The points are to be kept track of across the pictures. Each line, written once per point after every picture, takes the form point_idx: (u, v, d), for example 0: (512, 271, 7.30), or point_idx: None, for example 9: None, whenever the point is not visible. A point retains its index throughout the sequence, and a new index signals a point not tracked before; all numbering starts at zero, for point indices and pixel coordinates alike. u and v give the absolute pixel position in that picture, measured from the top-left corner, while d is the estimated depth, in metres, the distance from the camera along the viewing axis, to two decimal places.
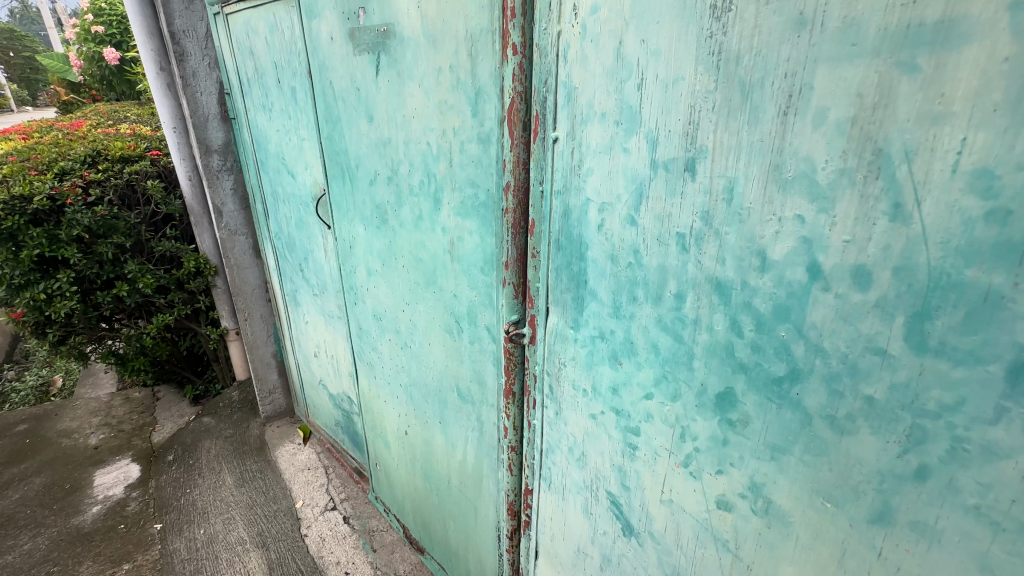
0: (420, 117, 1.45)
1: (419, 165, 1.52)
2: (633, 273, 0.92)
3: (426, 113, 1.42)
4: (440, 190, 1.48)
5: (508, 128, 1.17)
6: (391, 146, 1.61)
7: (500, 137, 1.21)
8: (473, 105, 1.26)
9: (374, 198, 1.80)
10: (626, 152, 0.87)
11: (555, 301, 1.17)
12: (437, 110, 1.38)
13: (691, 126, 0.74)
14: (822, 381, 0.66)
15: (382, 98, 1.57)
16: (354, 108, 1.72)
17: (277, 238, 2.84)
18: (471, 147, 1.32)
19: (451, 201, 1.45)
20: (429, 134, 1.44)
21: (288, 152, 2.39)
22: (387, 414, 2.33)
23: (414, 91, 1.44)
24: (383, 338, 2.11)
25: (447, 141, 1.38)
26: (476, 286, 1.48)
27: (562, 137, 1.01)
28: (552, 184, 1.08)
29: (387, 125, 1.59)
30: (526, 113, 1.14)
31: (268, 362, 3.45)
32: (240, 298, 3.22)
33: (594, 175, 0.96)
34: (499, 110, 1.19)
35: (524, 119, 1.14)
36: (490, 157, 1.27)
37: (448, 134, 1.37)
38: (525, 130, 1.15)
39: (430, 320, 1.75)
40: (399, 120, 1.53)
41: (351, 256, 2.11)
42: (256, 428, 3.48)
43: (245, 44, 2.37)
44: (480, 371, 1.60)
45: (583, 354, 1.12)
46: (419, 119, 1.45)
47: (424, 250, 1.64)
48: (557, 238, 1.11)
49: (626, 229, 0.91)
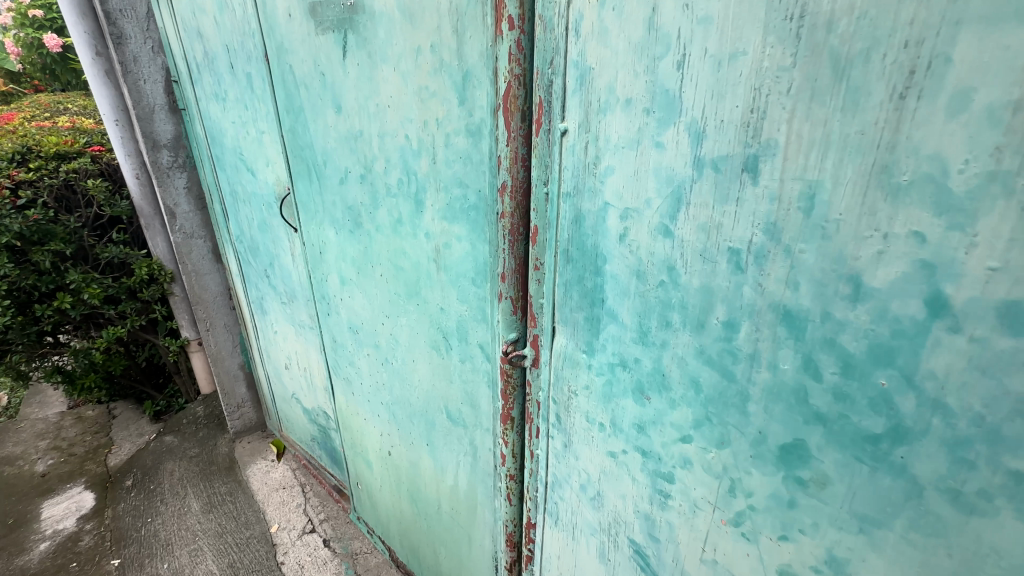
0: (396, 106, 1.25)
1: (397, 162, 1.33)
2: (665, 294, 0.77)
3: (404, 101, 1.22)
4: (422, 191, 1.29)
5: (503, 119, 0.99)
6: (363, 140, 1.41)
7: (493, 129, 1.03)
8: (460, 92, 1.08)
9: (346, 198, 1.60)
10: (659, 147, 0.71)
11: (563, 320, 1.01)
12: (416, 97, 1.19)
13: (755, 115, 0.58)
14: (940, 445, 0.51)
15: (350, 85, 1.37)
16: (319, 96, 1.50)
17: (239, 242, 2.59)
18: (458, 141, 1.13)
19: (435, 203, 1.26)
20: (407, 126, 1.25)
21: (246, 147, 2.15)
22: (368, 433, 2.14)
23: (388, 76, 1.24)
24: (361, 352, 1.91)
25: (429, 134, 1.19)
26: (467, 300, 1.30)
27: (574, 128, 0.84)
28: (560, 185, 0.91)
29: (358, 116, 1.38)
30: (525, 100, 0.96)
31: (235, 374, 3.20)
32: (200, 307, 2.95)
33: (616, 175, 0.79)
34: (492, 96, 1.01)
35: (523, 108, 0.97)
36: (481, 152, 1.09)
37: (430, 125, 1.19)
38: (525, 119, 0.97)
39: (414, 336, 1.57)
40: (372, 110, 1.33)
41: (322, 262, 1.90)
42: (224, 446, 3.23)
43: (192, 25, 2.10)
44: (473, 392, 1.43)
45: (599, 383, 0.96)
46: (396, 109, 1.26)
47: (405, 259, 1.45)
48: (566, 249, 0.94)
49: (657, 240, 0.76)
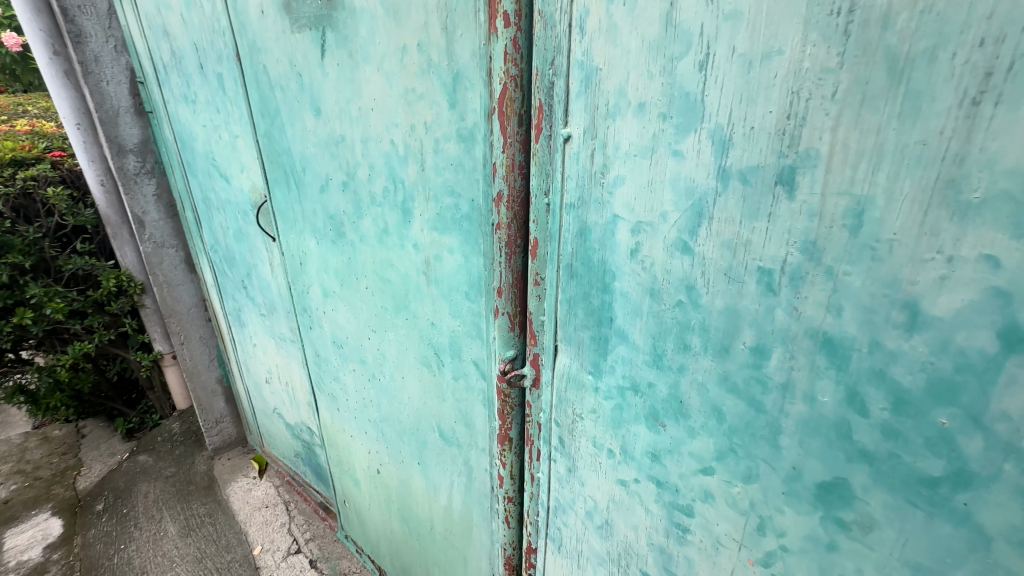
0: (381, 109, 1.17)
1: (382, 168, 1.24)
2: (683, 315, 0.71)
3: (389, 104, 1.14)
4: (409, 200, 1.21)
5: (499, 123, 0.92)
6: (345, 145, 1.32)
7: (488, 134, 0.96)
8: (451, 94, 1.00)
9: (327, 206, 1.50)
10: (678, 156, 0.64)
11: (566, 339, 0.94)
12: (402, 100, 1.11)
13: (792, 121, 0.52)
14: (1011, 492, 0.46)
15: (330, 87, 1.28)
16: (296, 98, 1.41)
17: (213, 251, 2.46)
18: (449, 147, 1.05)
19: (424, 212, 1.18)
20: (393, 131, 1.16)
21: (219, 152, 2.03)
22: (355, 450, 2.04)
23: (371, 77, 1.15)
24: (346, 367, 1.81)
25: (417, 139, 1.11)
26: (460, 315, 1.22)
27: (578, 134, 0.77)
28: (562, 195, 0.84)
29: (339, 120, 1.30)
30: (522, 103, 0.89)
31: (212, 388, 3.06)
32: (173, 320, 2.81)
33: (626, 186, 0.73)
34: (486, 99, 0.93)
35: (520, 111, 0.89)
36: (474, 159, 1.01)
37: (417, 130, 1.11)
38: (522, 124, 0.90)
39: (402, 351, 1.48)
40: (355, 114, 1.24)
41: (303, 274, 1.80)
42: (202, 464, 3.09)
43: (157, 22, 1.97)
44: (467, 411, 1.35)
45: (608, 407, 0.89)
46: (380, 112, 1.17)
47: (392, 271, 1.37)
48: (569, 263, 0.87)
49: (674, 257, 0.69)
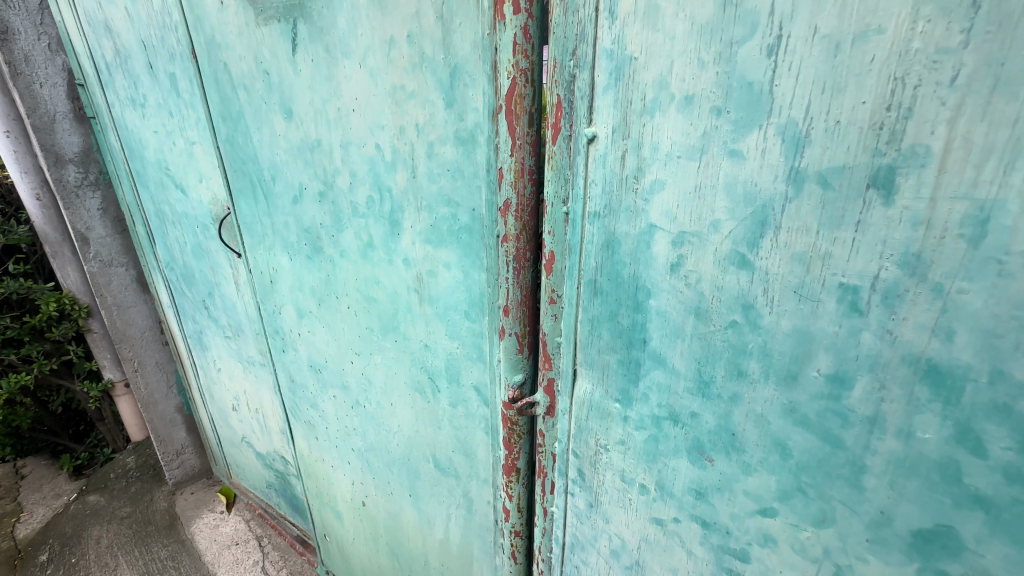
0: (364, 110, 1.04)
1: (366, 176, 1.12)
2: (737, 337, 0.62)
3: (373, 103, 1.02)
4: (398, 210, 1.08)
5: (506, 122, 0.81)
6: (322, 151, 1.19)
7: (492, 134, 0.85)
8: (447, 91, 0.89)
9: (301, 219, 1.36)
10: (736, 157, 0.55)
11: (588, 363, 0.84)
12: (389, 99, 0.99)
13: (895, 112, 0.44)
14: None
15: (303, 86, 1.14)
16: (263, 99, 1.26)
17: (169, 269, 2.24)
18: (445, 151, 0.94)
19: (415, 223, 1.06)
20: (378, 134, 1.04)
21: (173, 160, 1.84)
22: (336, 481, 1.88)
23: (352, 73, 1.03)
24: (325, 394, 1.66)
25: (407, 143, 1.00)
26: (459, 336, 1.10)
27: (605, 133, 0.67)
28: (585, 203, 0.73)
29: (314, 123, 1.16)
30: (533, 99, 0.79)
31: (171, 418, 2.80)
32: (125, 345, 2.55)
33: (667, 192, 0.63)
34: (490, 96, 0.83)
35: (531, 109, 0.80)
36: (475, 163, 0.90)
37: (408, 133, 0.99)
38: (533, 123, 0.80)
39: (390, 375, 1.35)
40: (333, 116, 1.12)
41: (274, 293, 1.64)
42: (162, 500, 2.83)
43: (97, 18, 1.77)
44: (466, 440, 1.23)
45: (640, 438, 0.80)
46: (363, 113, 1.05)
47: (378, 288, 1.24)
48: (592, 278, 0.77)
49: (729, 273, 0.60)
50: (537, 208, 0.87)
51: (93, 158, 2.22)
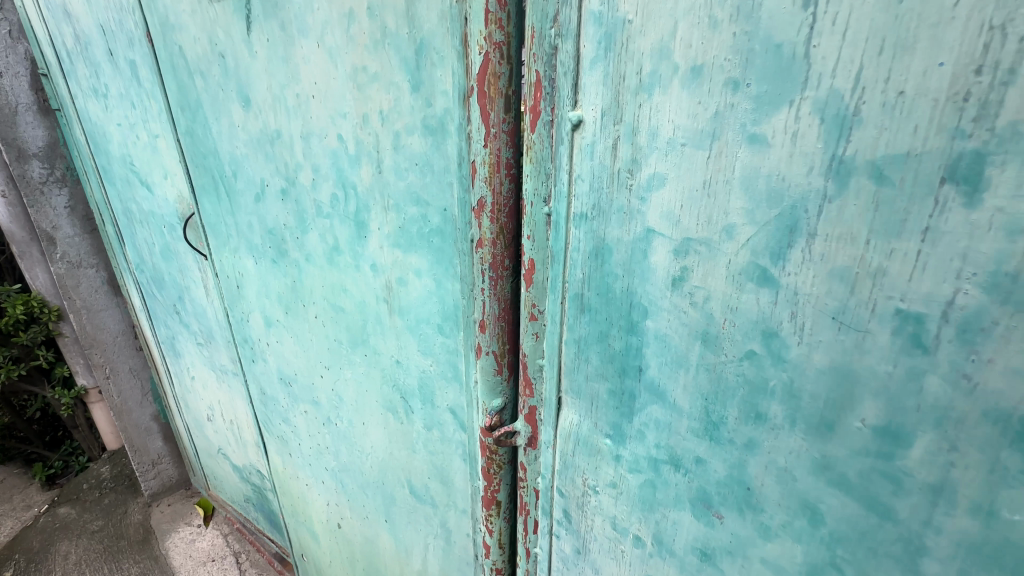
0: (324, 96, 0.92)
1: (329, 171, 0.99)
2: (755, 372, 0.49)
3: (334, 88, 0.89)
4: (364, 210, 0.96)
5: (478, 106, 0.69)
6: (282, 143, 1.06)
7: (463, 121, 0.72)
8: (413, 72, 0.76)
9: (264, 219, 1.23)
10: (757, 144, 0.43)
11: (574, 390, 0.70)
12: (351, 83, 0.86)
13: (990, 75, 0.32)
14: None
15: (260, 71, 1.02)
16: (219, 86, 1.14)
17: (139, 271, 2.11)
18: (413, 143, 0.82)
19: (382, 225, 0.94)
20: (340, 123, 0.91)
21: (137, 155, 1.71)
22: (310, 500, 1.75)
23: (311, 54, 0.90)
24: (296, 409, 1.53)
25: (371, 134, 0.87)
26: (432, 353, 0.98)
27: (593, 116, 0.53)
28: (570, 201, 0.59)
29: (273, 112, 1.04)
30: (510, 80, 0.67)
31: (147, 427, 2.67)
32: (95, 351, 2.42)
33: (668, 189, 0.50)
34: (461, 77, 0.70)
35: (508, 91, 0.67)
36: (446, 157, 0.78)
37: (371, 122, 0.86)
38: (510, 109, 0.68)
39: (361, 393, 1.22)
40: (292, 103, 0.99)
41: (241, 299, 1.51)
42: (137, 513, 2.70)
43: (55, 1, 1.64)
44: (443, 467, 1.10)
45: (635, 482, 0.66)
46: (323, 100, 0.92)
47: (346, 297, 1.11)
48: (578, 293, 0.62)
49: (747, 292, 0.47)
50: (516, 209, 0.74)
51: (59, 153, 2.09)
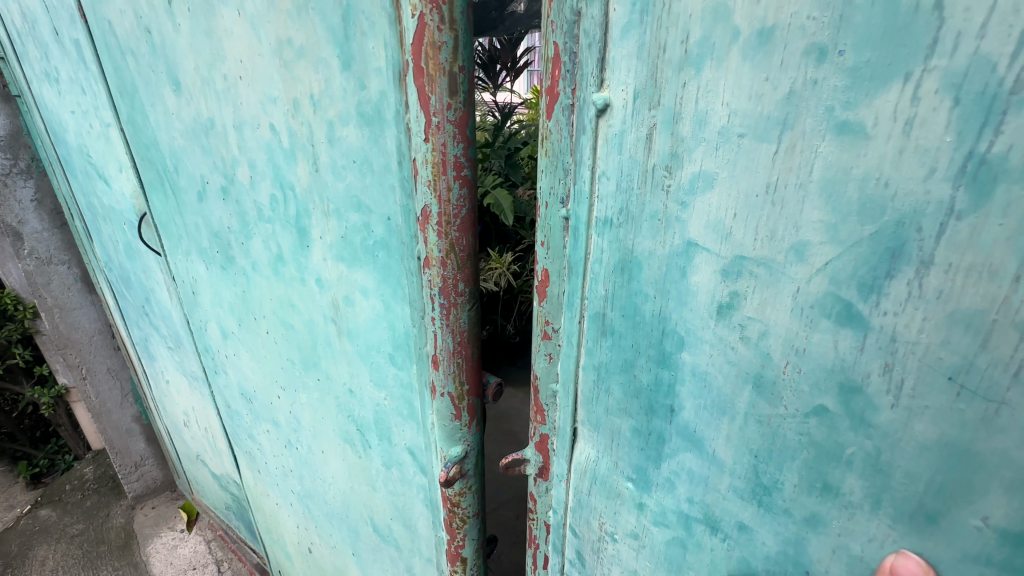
0: (253, 78, 0.80)
1: (265, 167, 0.87)
2: (829, 434, 0.37)
3: (261, 66, 0.77)
4: (304, 214, 0.84)
5: (416, 87, 0.58)
6: (216, 133, 0.95)
7: (403, 105, 0.61)
8: (342, 45, 0.64)
9: (208, 219, 1.12)
10: (849, 135, 0.31)
11: (590, 420, 0.54)
12: (277, 60, 0.74)
13: None
14: None
15: (185, 47, 0.90)
16: (149, 67, 1.03)
17: (108, 270, 2.00)
18: (349, 135, 0.70)
19: (324, 234, 0.82)
20: (272, 111, 0.79)
21: (93, 146, 1.59)
22: (281, 520, 1.63)
23: (233, 25, 0.78)
24: (259, 427, 1.42)
25: (303, 124, 0.76)
26: (386, 386, 0.86)
27: (622, 98, 0.41)
28: (594, 205, 0.46)
29: (201, 96, 0.93)
30: (450, 56, 0.55)
31: (129, 428, 2.54)
32: (69, 351, 2.31)
33: (718, 192, 0.38)
34: (396, 51, 0.59)
35: (454, 69, 0.56)
36: (386, 153, 0.66)
37: (303, 109, 0.74)
38: (456, 92, 0.57)
39: (318, 419, 1.11)
40: (220, 86, 0.87)
41: (197, 306, 1.40)
42: (120, 516, 2.60)
43: None
44: (405, 511, 0.99)
45: (660, 538, 0.52)
46: (251, 82, 0.80)
47: (295, 313, 1.00)
48: (599, 311, 0.48)
49: (825, 330, 0.35)
50: (469, 224, 0.64)
51: (25, 143, 1.96)
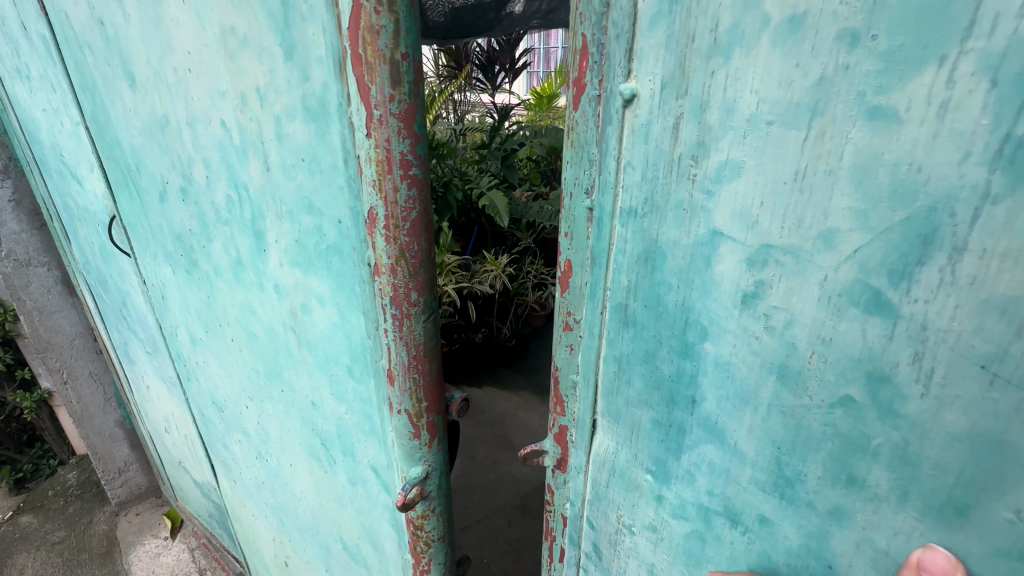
0: (201, 69, 0.78)
1: (219, 167, 0.86)
2: (857, 424, 0.36)
3: (207, 57, 0.76)
4: (259, 216, 0.83)
5: (355, 78, 0.56)
6: (171, 130, 0.93)
7: (343, 96, 0.59)
8: (283, 32, 0.63)
9: (171, 222, 1.10)
10: (881, 120, 0.31)
11: (608, 412, 0.53)
12: (222, 50, 0.73)
13: None
14: None
15: (136, 39, 0.89)
16: (105, 61, 1.01)
17: (87, 272, 1.94)
18: (296, 131, 0.68)
19: (279, 238, 0.81)
20: (221, 106, 0.78)
21: (64, 144, 1.46)
22: (258, 532, 1.59)
23: (178, 14, 0.77)
24: (232, 437, 1.39)
25: (250, 118, 0.74)
26: (346, 400, 0.85)
27: (650, 88, 0.41)
28: (618, 196, 0.45)
29: (155, 91, 0.91)
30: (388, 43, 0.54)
31: (112, 433, 2.46)
32: (50, 355, 2.21)
33: (745, 180, 0.37)
34: (333, 38, 0.57)
35: (391, 58, 0.54)
36: (333, 150, 0.65)
37: (250, 102, 0.73)
38: (399, 83, 0.56)
39: (284, 432, 1.09)
40: (171, 80, 0.85)
41: (167, 311, 1.37)
42: (103, 523, 2.53)
43: None
44: (373, 530, 0.97)
45: (679, 530, 0.51)
46: (200, 75, 0.79)
47: (256, 321, 0.98)
48: (621, 302, 0.48)
49: (855, 319, 0.35)
50: (420, 229, 0.63)
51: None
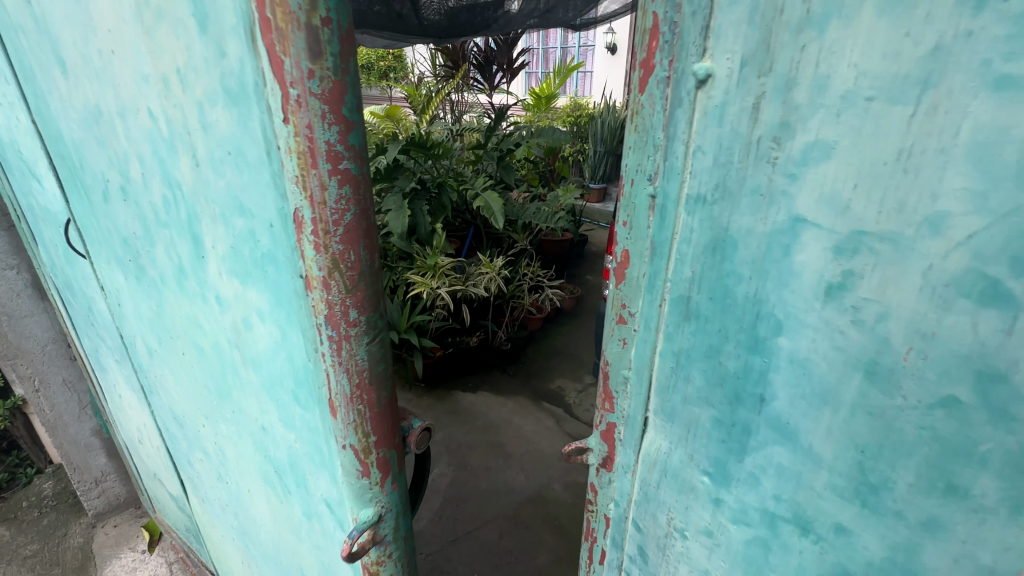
0: (125, 51, 0.72)
1: (153, 164, 0.80)
2: (961, 427, 0.33)
3: (127, 34, 0.70)
4: (194, 219, 0.77)
5: (267, 53, 0.50)
6: (105, 123, 0.87)
7: (261, 75, 0.53)
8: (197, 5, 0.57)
9: (116, 224, 1.03)
10: (1010, 91, 0.28)
11: (663, 410, 0.50)
12: (140, 27, 0.67)
13: None
14: None
15: (61, 19, 0.82)
16: (37, 45, 0.93)
17: (55, 275, 1.83)
18: (219, 120, 0.63)
19: (215, 243, 0.75)
20: (148, 95, 0.73)
21: (21, 141, 1.29)
22: (229, 555, 1.51)
23: None
24: (194, 454, 1.32)
25: (175, 106, 0.69)
26: (295, 427, 0.80)
27: (727, 67, 0.37)
28: (685, 183, 0.42)
29: (86, 79, 0.85)
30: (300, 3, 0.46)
31: (88, 443, 2.33)
32: (20, 362, 2.09)
33: (836, 162, 0.34)
34: (245, 10, 0.51)
35: (310, 22, 0.46)
36: (256, 140, 0.59)
37: (173, 87, 0.67)
38: (320, 55, 0.48)
39: (239, 455, 1.04)
40: (98, 64, 0.79)
41: (124, 318, 1.29)
42: (78, 535, 2.41)
43: None
44: (332, 567, 0.91)
45: (739, 537, 0.48)
46: (123, 56, 0.73)
47: (203, 335, 0.93)
48: (683, 295, 0.45)
49: (967, 312, 0.31)
50: (358, 237, 0.57)
51: None
